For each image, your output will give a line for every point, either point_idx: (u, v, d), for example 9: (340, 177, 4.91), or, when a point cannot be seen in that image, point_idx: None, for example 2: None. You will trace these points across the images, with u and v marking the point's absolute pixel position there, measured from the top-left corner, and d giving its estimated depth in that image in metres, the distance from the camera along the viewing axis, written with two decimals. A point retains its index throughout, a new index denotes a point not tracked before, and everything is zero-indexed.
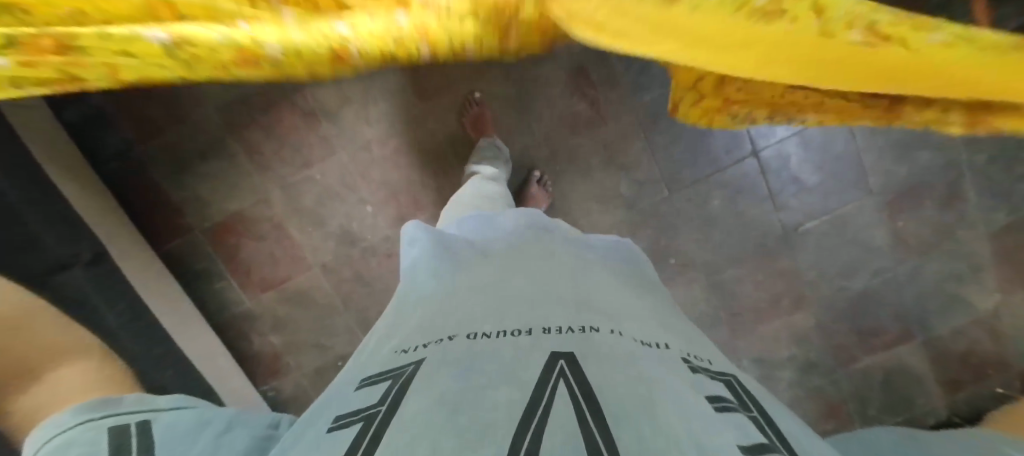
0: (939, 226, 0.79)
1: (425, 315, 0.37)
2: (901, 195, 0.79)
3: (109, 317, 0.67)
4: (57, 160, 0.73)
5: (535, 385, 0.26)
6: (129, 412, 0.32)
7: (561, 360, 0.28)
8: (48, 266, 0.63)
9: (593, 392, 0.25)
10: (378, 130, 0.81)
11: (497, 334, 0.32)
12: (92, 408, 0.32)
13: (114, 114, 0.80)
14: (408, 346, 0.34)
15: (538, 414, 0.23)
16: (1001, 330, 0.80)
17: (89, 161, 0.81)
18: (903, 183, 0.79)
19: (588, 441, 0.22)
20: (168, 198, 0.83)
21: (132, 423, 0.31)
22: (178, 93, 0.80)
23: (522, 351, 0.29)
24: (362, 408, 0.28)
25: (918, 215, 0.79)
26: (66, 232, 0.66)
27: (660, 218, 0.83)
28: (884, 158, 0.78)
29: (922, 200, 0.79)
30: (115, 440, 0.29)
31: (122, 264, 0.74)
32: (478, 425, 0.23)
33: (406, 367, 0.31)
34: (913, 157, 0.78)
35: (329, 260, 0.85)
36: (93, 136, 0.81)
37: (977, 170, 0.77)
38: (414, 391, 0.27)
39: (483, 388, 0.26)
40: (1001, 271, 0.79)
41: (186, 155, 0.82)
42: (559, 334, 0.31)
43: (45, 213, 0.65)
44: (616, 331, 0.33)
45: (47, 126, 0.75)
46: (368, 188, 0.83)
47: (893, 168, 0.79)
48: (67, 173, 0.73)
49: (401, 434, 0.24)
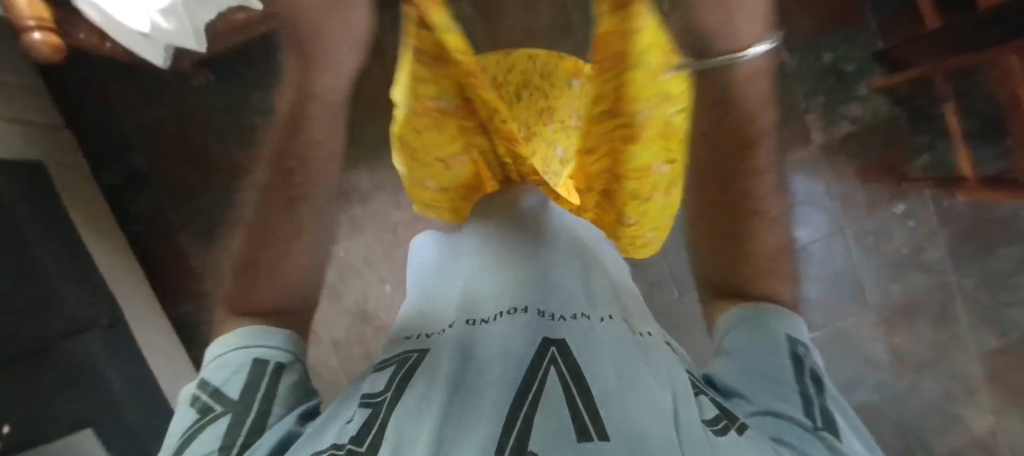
0: (937, 345, 0.84)
1: (428, 303, 0.42)
2: (896, 314, 0.84)
3: (117, 385, 0.71)
4: (94, 220, 0.79)
5: (528, 370, 0.30)
6: (268, 347, 0.40)
7: (552, 348, 0.32)
8: (68, 330, 0.67)
9: (582, 379, 0.30)
10: (405, 214, 0.85)
11: (493, 316, 0.35)
12: (248, 337, 0.40)
13: (152, 178, 0.85)
14: (412, 335, 0.39)
15: (531, 393, 0.28)
16: (998, 453, 0.81)
17: (119, 220, 0.85)
18: (899, 301, 0.84)
19: (576, 422, 0.26)
20: (191, 261, 0.86)
21: (268, 363, 0.39)
22: (219, 165, 0.84)
23: (517, 335, 0.33)
24: (375, 394, 0.33)
25: (913, 332, 0.84)
26: (87, 295, 0.71)
27: (670, 319, 0.87)
28: (880, 276, 0.84)
29: (916, 318, 0.84)
30: (253, 376, 0.38)
31: (137, 327, 0.78)
32: (476, 409, 0.28)
33: (409, 354, 0.36)
34: (906, 277, 0.84)
35: (341, 336, 0.86)
36: (128, 196, 0.85)
37: (962, 292, 0.83)
38: (421, 372, 0.32)
39: (480, 373, 0.31)
40: (993, 394, 0.82)
41: (215, 224, 0.85)
42: (551, 319, 0.34)
43: (54, 240, 0.70)
44: (606, 317, 0.36)
45: (85, 188, 0.80)
46: (389, 267, 0.85)
47: (887, 286, 0.84)
48: (97, 230, 0.79)
49: (406, 415, 0.29)
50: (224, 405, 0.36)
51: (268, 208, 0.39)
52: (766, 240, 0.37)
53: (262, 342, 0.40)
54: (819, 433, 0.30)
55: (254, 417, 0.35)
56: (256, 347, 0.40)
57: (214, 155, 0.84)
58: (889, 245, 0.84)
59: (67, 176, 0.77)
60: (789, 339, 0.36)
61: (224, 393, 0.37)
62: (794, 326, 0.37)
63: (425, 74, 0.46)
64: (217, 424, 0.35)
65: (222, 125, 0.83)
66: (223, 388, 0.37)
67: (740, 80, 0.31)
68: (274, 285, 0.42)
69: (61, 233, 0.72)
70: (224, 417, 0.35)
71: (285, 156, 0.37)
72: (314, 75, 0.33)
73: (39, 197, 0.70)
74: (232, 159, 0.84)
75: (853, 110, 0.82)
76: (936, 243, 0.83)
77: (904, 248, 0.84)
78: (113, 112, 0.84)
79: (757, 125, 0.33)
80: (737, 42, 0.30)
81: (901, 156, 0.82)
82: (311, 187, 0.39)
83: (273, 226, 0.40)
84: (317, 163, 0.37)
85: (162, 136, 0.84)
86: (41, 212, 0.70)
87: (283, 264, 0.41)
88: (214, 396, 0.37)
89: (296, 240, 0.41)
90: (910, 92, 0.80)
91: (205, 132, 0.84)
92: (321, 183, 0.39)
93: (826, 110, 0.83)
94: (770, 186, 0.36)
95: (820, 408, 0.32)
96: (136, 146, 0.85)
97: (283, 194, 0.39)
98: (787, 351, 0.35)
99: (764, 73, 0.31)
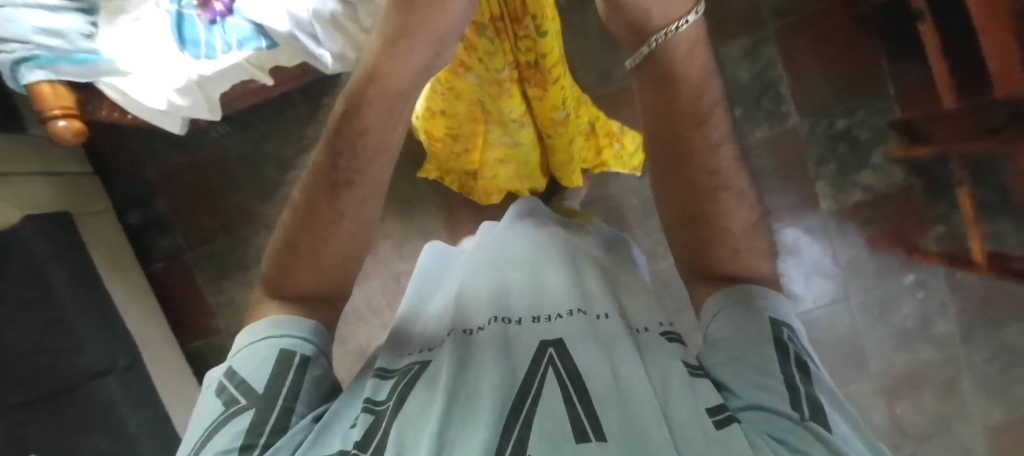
0: (941, 419, 0.82)
1: (426, 319, 0.47)
2: (901, 385, 0.83)
3: (132, 423, 0.75)
4: (117, 261, 0.84)
5: (529, 376, 0.34)
6: (298, 336, 0.38)
7: (549, 349, 0.36)
8: (90, 373, 0.72)
9: (579, 379, 0.33)
10: (409, 263, 0.89)
11: (486, 323, 0.41)
12: (281, 322, 0.39)
13: (171, 220, 0.90)
14: (413, 350, 0.43)
15: (528, 401, 0.32)
16: None
17: (142, 258, 0.91)
18: (901, 370, 0.83)
19: (576, 424, 0.30)
20: (209, 301, 0.91)
21: (297, 355, 0.38)
22: (234, 211, 0.89)
23: (504, 341, 0.39)
24: (377, 401, 0.37)
25: (914, 403, 0.83)
26: (106, 337, 0.76)
27: None
28: (881, 345, 0.83)
29: (919, 389, 0.83)
30: (280, 368, 0.36)
31: (152, 365, 0.82)
32: (473, 415, 0.32)
33: (410, 366, 0.40)
34: (911, 347, 0.83)
35: (344, 378, 0.89)
36: (149, 237, 0.90)
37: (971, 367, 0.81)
38: (419, 384, 0.36)
39: (475, 379, 0.35)
40: None
41: (229, 265, 0.89)
42: (545, 321, 0.40)
43: (79, 289, 0.75)
44: (604, 314, 0.40)
45: (111, 231, 0.86)
46: (391, 314, 0.89)
47: (891, 356, 0.83)
48: (120, 272, 0.84)
49: (406, 424, 0.33)
50: (248, 398, 0.35)
51: (315, 194, 0.37)
52: (735, 215, 0.38)
53: (294, 327, 0.39)
54: (805, 423, 0.29)
55: (278, 416, 0.35)
56: (287, 336, 0.38)
57: (229, 201, 0.88)
58: (896, 315, 0.83)
59: (93, 222, 0.83)
60: (771, 321, 0.35)
61: (249, 385, 0.35)
62: (778, 306, 0.37)
63: (490, 48, 0.52)
64: (238, 419, 0.34)
65: (238, 175, 0.88)
66: (248, 379, 0.36)
67: (682, 54, 0.36)
68: (312, 270, 0.40)
69: (87, 281, 0.77)
70: (248, 412, 0.34)
71: (342, 131, 0.35)
72: (385, 58, 0.33)
73: (67, 247, 0.75)
74: (247, 206, 0.88)
75: (861, 179, 0.82)
76: (944, 315, 0.81)
77: (911, 319, 0.83)
78: (138, 160, 0.89)
79: (706, 98, 0.37)
80: (670, 13, 0.34)
81: (912, 229, 0.81)
82: (368, 169, 0.36)
83: (315, 207, 0.38)
84: (376, 153, 0.36)
85: (180, 180, 0.89)
86: (67, 259, 0.74)
87: (321, 245, 0.39)
88: (240, 387, 0.36)
89: (338, 227, 0.38)
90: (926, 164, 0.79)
91: (221, 179, 0.88)
92: (376, 168, 0.37)
93: (836, 177, 0.83)
94: (730, 152, 0.38)
95: (808, 397, 0.31)
96: (157, 190, 0.89)
97: (332, 171, 0.36)
98: (769, 339, 0.34)
99: (699, 47, 0.36)
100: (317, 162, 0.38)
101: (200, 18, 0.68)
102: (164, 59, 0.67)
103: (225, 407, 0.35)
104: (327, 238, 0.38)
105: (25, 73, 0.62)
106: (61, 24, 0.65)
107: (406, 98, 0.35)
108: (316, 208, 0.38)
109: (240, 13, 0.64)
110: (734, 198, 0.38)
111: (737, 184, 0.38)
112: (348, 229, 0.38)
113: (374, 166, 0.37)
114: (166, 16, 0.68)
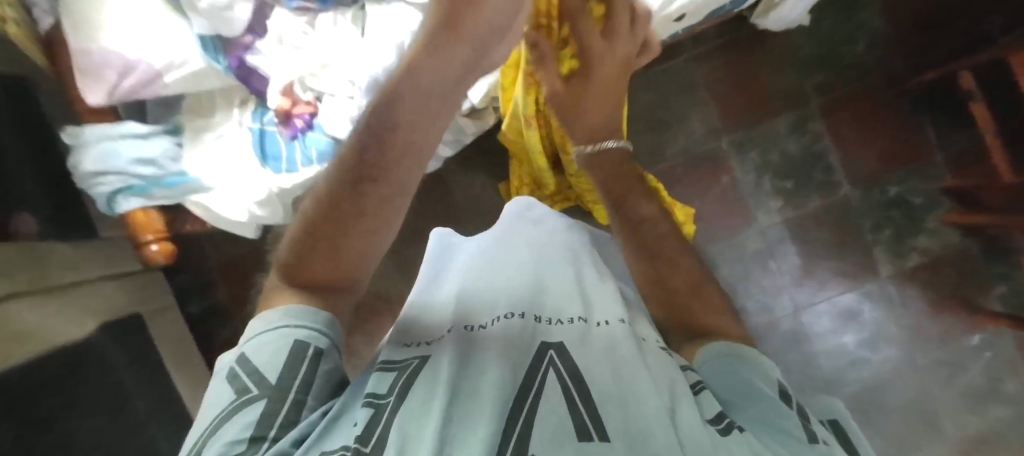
0: (977, 387, 1.11)
1: (422, 314, 0.45)
2: (916, 338, 1.13)
3: None
4: (176, 349, 1.04)
5: (530, 375, 0.34)
6: (310, 326, 0.40)
7: (550, 351, 0.36)
8: None
9: (579, 378, 0.33)
10: None
11: (491, 321, 0.40)
12: (297, 313, 0.40)
13: (232, 305, 1.16)
14: (412, 342, 0.41)
15: (528, 403, 0.32)
16: (998, 423, 1.09)
17: (202, 339, 1.15)
18: (902, 308, 1.14)
19: (577, 423, 0.30)
20: None
21: (312, 347, 0.39)
22: None
23: (516, 337, 0.38)
24: (378, 395, 0.34)
25: (908, 331, 1.14)
26: (175, 437, 0.91)
27: None
28: (884, 291, 1.15)
29: (927, 320, 1.13)
30: (292, 360, 0.37)
31: None
32: (475, 411, 0.31)
33: (410, 361, 0.38)
34: (905, 290, 1.14)
35: None
36: (214, 322, 1.15)
37: (969, 303, 1.12)
38: (421, 378, 0.35)
39: (476, 376, 0.34)
40: (931, 381, 1.12)
41: None
42: (546, 323, 0.40)
43: (153, 393, 0.92)
44: (604, 322, 0.40)
45: (172, 321, 1.08)
46: None
47: (881, 299, 1.15)
48: (178, 357, 1.04)
49: (409, 417, 0.31)
50: (259, 388, 0.36)
51: (341, 187, 0.42)
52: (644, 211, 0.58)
53: (314, 320, 0.40)
54: (814, 446, 0.32)
55: (289, 409, 0.35)
56: (299, 327, 0.39)
57: None
58: (885, 268, 1.15)
59: (157, 319, 1.03)
60: (783, 384, 0.39)
61: (262, 375, 0.36)
62: (781, 375, 0.40)
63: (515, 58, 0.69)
64: (249, 408, 0.34)
65: None
66: (261, 368, 0.37)
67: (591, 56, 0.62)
68: (327, 264, 0.43)
69: (156, 381, 0.94)
70: (260, 402, 0.35)
71: (381, 122, 0.42)
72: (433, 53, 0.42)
73: (140, 360, 0.92)
74: None
75: (888, 182, 1.15)
76: (945, 263, 1.13)
77: (914, 266, 1.14)
78: (201, 257, 1.16)
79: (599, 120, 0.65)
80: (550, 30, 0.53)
81: (917, 212, 1.14)
82: (396, 163, 0.43)
83: (341, 199, 0.42)
84: (408, 152, 0.43)
85: (244, 274, 1.16)
86: (140, 369, 0.91)
87: (346, 240, 0.42)
88: (252, 376, 0.36)
89: (361, 220, 0.42)
90: (904, 148, 1.15)
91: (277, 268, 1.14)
92: (401, 164, 0.43)
93: (821, 170, 1.17)
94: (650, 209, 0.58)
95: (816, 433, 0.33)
96: (220, 281, 1.16)
97: (361, 164, 0.42)
98: (774, 387, 0.37)
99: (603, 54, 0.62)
100: (349, 150, 0.43)
101: (283, 136, 0.89)
102: (258, 173, 0.88)
103: (236, 395, 0.36)
104: (360, 226, 0.42)
105: (123, 203, 0.86)
106: (151, 152, 0.87)
107: (442, 93, 0.44)
108: (350, 198, 0.42)
109: (320, 130, 0.86)
110: (675, 264, 0.53)
111: (647, 210, 0.58)
112: (373, 222, 0.43)
113: (402, 160, 0.43)
114: (249, 133, 0.90)
